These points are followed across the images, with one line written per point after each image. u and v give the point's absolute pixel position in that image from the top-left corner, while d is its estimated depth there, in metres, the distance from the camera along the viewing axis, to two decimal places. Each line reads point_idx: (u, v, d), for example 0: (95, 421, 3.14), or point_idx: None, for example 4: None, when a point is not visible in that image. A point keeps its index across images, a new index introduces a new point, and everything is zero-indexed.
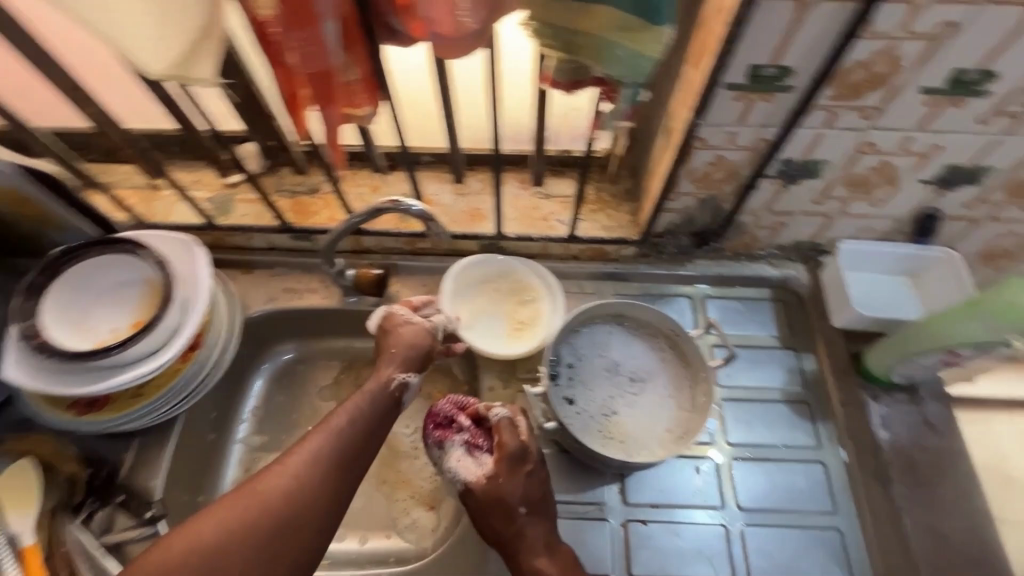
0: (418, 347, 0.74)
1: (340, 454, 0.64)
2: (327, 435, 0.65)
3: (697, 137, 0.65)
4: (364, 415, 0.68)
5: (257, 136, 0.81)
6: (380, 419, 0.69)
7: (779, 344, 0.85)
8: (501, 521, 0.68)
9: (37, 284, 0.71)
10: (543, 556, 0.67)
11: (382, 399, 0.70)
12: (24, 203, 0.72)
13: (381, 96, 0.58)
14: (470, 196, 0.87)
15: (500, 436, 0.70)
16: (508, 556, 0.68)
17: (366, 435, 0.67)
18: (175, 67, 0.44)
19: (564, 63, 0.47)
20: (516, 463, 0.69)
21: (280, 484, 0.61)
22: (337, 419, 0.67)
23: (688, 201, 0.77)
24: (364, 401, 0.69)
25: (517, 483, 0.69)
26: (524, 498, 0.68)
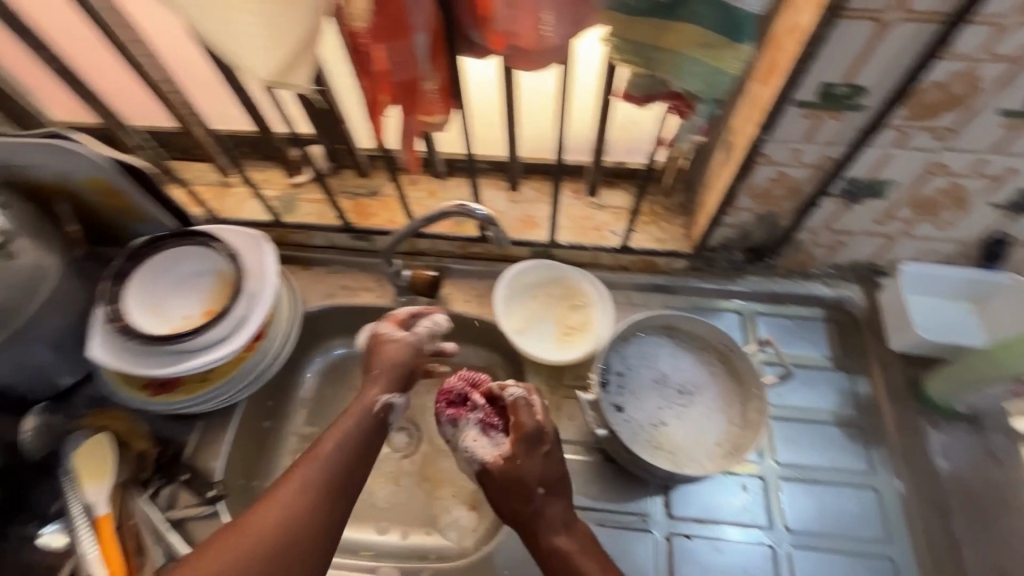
0: (403, 364, 0.74)
1: (328, 486, 0.64)
2: (314, 467, 0.64)
3: (762, 153, 0.65)
4: (350, 440, 0.67)
5: (326, 140, 0.85)
6: (366, 442, 0.69)
7: (832, 366, 0.83)
8: (519, 501, 0.68)
9: (123, 271, 0.77)
10: (563, 535, 0.67)
11: (369, 422, 0.70)
12: (115, 195, 0.77)
13: (455, 105, 0.60)
14: (524, 203, 0.89)
15: (516, 416, 0.69)
16: (528, 535, 0.68)
17: (356, 459, 0.67)
18: (277, 73, 0.48)
19: (641, 77, 0.49)
20: (531, 443, 0.69)
21: (268, 526, 0.59)
22: (324, 447, 0.66)
23: (745, 216, 0.77)
24: (350, 428, 0.68)
25: (535, 463, 0.68)
26: (541, 478, 0.68)
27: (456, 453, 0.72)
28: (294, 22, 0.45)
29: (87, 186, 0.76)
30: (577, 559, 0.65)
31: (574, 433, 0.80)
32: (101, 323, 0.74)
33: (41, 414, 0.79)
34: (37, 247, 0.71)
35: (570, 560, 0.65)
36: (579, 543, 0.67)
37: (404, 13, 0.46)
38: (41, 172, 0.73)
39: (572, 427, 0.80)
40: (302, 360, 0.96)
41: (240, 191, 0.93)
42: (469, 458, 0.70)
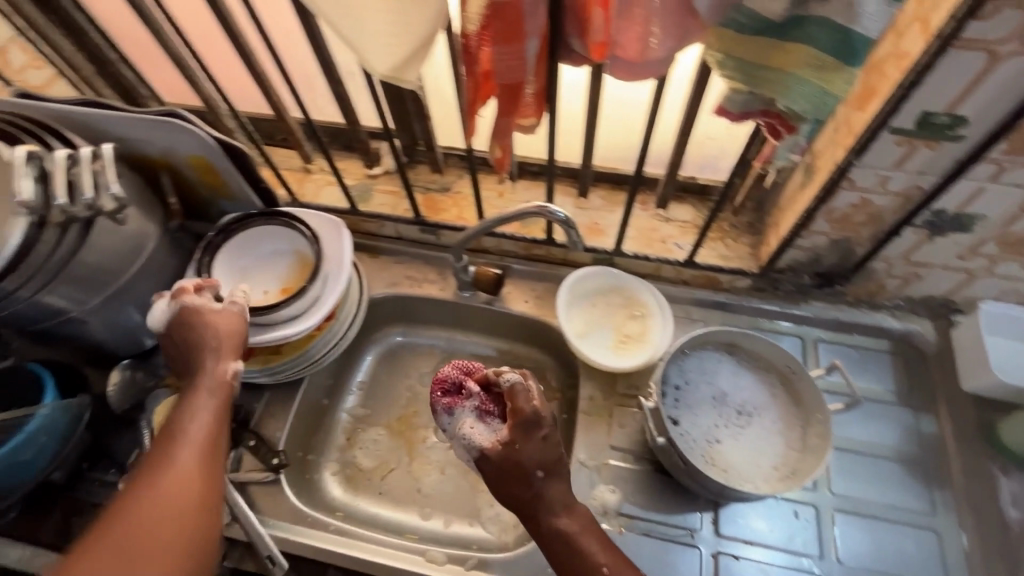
0: (239, 328, 0.67)
1: (192, 465, 0.57)
2: (171, 452, 0.57)
3: (847, 177, 0.65)
4: (199, 416, 0.60)
5: (406, 135, 0.89)
6: (214, 415, 0.62)
7: (896, 400, 0.81)
8: (518, 485, 0.63)
9: (213, 243, 0.81)
10: (563, 518, 0.63)
11: (219, 395, 0.63)
12: (211, 172, 0.82)
13: (546, 110, 0.62)
14: (590, 211, 0.90)
15: (514, 402, 0.64)
16: (528, 520, 0.64)
17: (214, 432, 0.61)
18: (394, 69, 0.51)
19: (740, 94, 0.50)
20: (528, 427, 0.64)
21: (140, 524, 0.51)
22: (176, 432, 0.59)
23: (819, 240, 0.76)
24: (197, 406, 0.61)
25: (536, 447, 0.64)
26: (540, 463, 0.64)
27: (452, 442, 0.67)
28: (419, 23, 0.48)
29: (188, 162, 0.81)
30: (579, 541, 0.62)
31: (625, 440, 0.80)
32: None
33: (126, 369, 0.84)
34: (143, 215, 0.77)
35: (573, 542, 0.62)
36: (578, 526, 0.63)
37: (523, 19, 0.48)
38: (150, 146, 0.79)
39: (623, 434, 0.80)
40: (362, 343, 0.99)
41: (319, 178, 0.98)
42: (462, 444, 0.66)
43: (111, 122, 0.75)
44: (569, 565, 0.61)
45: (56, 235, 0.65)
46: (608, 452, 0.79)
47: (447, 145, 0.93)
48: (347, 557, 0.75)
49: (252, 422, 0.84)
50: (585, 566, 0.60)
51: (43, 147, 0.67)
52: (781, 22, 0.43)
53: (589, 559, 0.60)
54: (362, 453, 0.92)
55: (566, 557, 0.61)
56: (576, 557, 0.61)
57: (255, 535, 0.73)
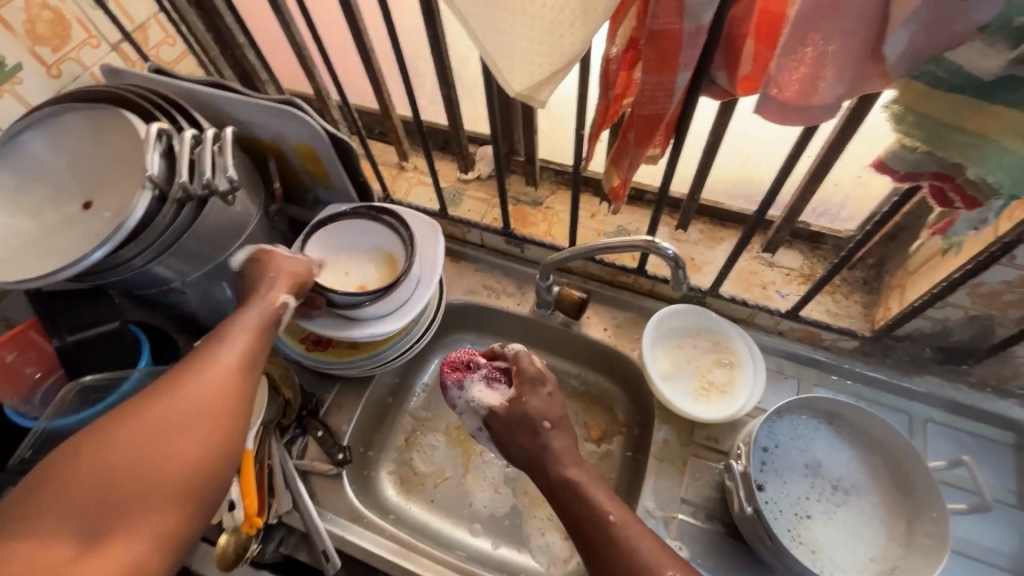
0: (298, 271, 0.68)
1: (224, 372, 0.55)
2: (206, 356, 0.56)
3: (1009, 254, 0.57)
4: (244, 331, 0.59)
5: (507, 144, 0.88)
6: (254, 332, 0.60)
7: (1019, 505, 0.71)
8: (526, 437, 0.64)
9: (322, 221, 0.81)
10: (570, 467, 0.61)
11: (265, 318, 0.62)
12: (315, 162, 0.84)
13: (670, 141, 0.58)
14: (687, 244, 0.85)
15: (519, 363, 0.68)
16: (534, 474, 0.63)
17: (253, 349, 0.59)
18: (529, 87, 0.49)
19: (914, 155, 0.44)
20: (534, 383, 0.67)
21: (163, 414, 0.50)
22: (214, 341, 0.58)
23: (952, 314, 0.68)
24: (239, 323, 0.60)
25: (546, 401, 0.66)
26: (549, 415, 0.65)
27: (467, 411, 0.68)
28: (568, 42, 0.45)
29: (296, 149, 0.82)
30: (585, 489, 0.59)
31: (695, 493, 0.75)
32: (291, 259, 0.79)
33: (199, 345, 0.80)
34: (249, 198, 0.80)
35: (579, 490, 0.59)
36: (584, 475, 0.60)
37: (678, 50, 0.44)
38: (264, 131, 0.81)
39: (696, 487, 0.75)
40: (431, 346, 0.99)
41: (413, 176, 0.99)
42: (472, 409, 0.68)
43: (233, 105, 0.77)
44: (573, 512, 0.58)
45: (172, 211, 0.67)
46: (678, 505, 0.75)
47: (546, 158, 0.92)
48: (399, 565, 0.74)
49: (321, 411, 0.85)
50: (589, 511, 0.57)
51: (173, 124, 0.70)
52: (988, 81, 0.38)
53: (593, 507, 0.57)
54: (420, 456, 0.92)
55: (571, 506, 0.58)
56: (581, 504, 0.58)
57: (312, 528, 0.74)
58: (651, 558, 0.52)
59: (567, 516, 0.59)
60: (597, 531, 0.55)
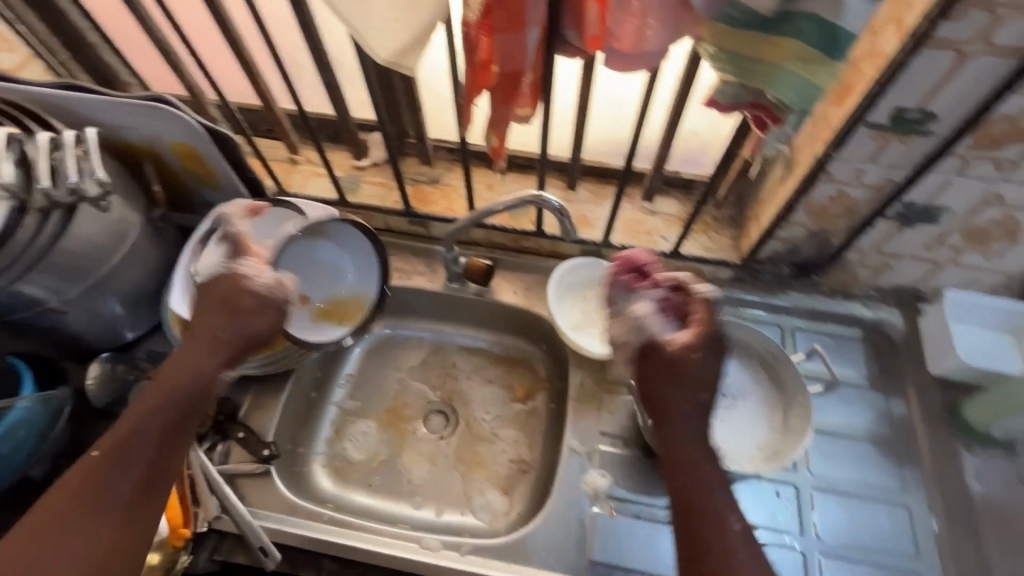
0: (244, 327, 0.61)
1: (127, 501, 0.53)
2: (111, 472, 0.53)
3: (825, 170, 0.68)
4: (154, 434, 0.55)
5: (396, 125, 0.90)
6: (182, 420, 0.57)
7: (868, 384, 0.85)
8: (684, 398, 0.56)
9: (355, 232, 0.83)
10: (705, 458, 0.55)
11: (189, 403, 0.58)
12: (195, 161, 0.81)
13: (540, 102, 0.64)
14: (577, 203, 0.92)
15: (698, 315, 0.60)
16: (665, 421, 0.57)
17: (164, 460, 0.55)
18: (396, 54, 0.52)
19: (730, 87, 0.52)
20: (712, 343, 0.58)
21: (58, 556, 0.49)
22: (125, 444, 0.54)
23: (797, 231, 0.80)
24: (152, 422, 0.56)
25: (706, 366, 0.57)
26: (706, 381, 0.57)
27: (623, 319, 0.61)
28: (424, 6, 0.48)
29: (172, 149, 0.79)
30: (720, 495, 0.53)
31: (614, 425, 0.82)
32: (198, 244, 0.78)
33: (106, 361, 0.81)
34: (127, 204, 0.75)
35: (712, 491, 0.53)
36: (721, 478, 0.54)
37: (523, 9, 0.49)
38: (134, 132, 0.77)
39: (613, 420, 0.83)
40: None
41: (306, 169, 0.98)
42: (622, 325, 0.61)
43: (95, 108, 0.73)
44: (700, 510, 0.52)
45: (37, 221, 0.64)
46: (599, 438, 0.81)
47: (436, 137, 0.94)
48: (339, 546, 0.74)
49: (240, 414, 0.83)
50: (717, 525, 0.51)
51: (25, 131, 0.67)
52: (769, 17, 0.46)
53: (721, 518, 0.51)
54: (351, 445, 0.92)
55: (695, 504, 0.52)
56: (699, 492, 0.53)
57: (246, 529, 0.71)
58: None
59: (685, 500, 0.53)
60: (711, 539, 0.50)
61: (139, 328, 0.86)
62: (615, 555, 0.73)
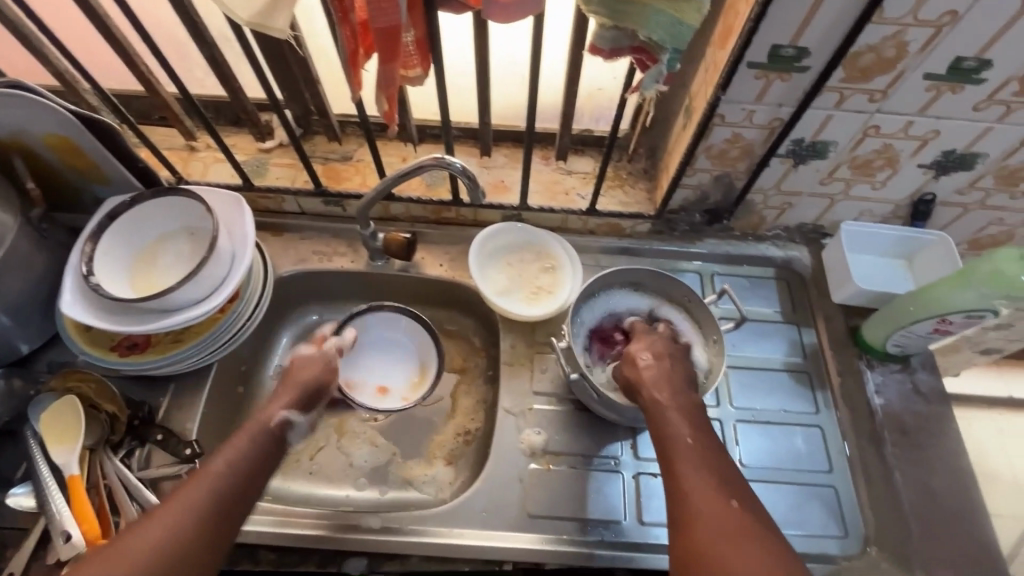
0: (307, 381, 0.73)
1: (216, 510, 0.57)
2: (206, 482, 0.58)
3: (718, 113, 0.71)
4: (239, 456, 0.62)
5: (299, 102, 0.86)
6: (263, 461, 0.64)
7: (782, 319, 0.90)
8: (632, 370, 0.70)
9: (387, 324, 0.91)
10: (671, 402, 0.65)
11: (262, 440, 0.65)
12: (75, 153, 0.75)
13: (432, 62, 0.63)
14: (494, 169, 0.91)
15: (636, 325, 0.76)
16: (636, 389, 0.68)
17: (245, 481, 0.61)
18: (258, 15, 0.49)
19: (607, 30, 0.52)
20: (645, 334, 0.74)
21: (158, 550, 0.52)
22: (213, 463, 0.60)
23: (703, 177, 0.82)
24: (237, 446, 0.63)
25: (649, 342, 0.71)
26: (648, 351, 0.70)
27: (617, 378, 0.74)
28: None
29: (44, 142, 0.73)
30: (670, 417, 0.63)
31: (546, 384, 0.84)
32: (78, 253, 0.74)
33: None
34: None
35: (663, 416, 0.63)
36: (689, 420, 0.63)
37: None
38: None
39: (545, 379, 0.84)
40: (276, 326, 0.96)
41: (206, 155, 0.92)
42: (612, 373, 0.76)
43: None
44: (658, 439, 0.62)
45: None
46: (532, 398, 0.83)
47: (342, 112, 0.91)
48: (276, 535, 0.73)
49: (158, 417, 0.79)
50: (670, 442, 0.61)
51: None
52: None
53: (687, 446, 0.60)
54: None
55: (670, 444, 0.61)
56: (667, 430, 0.62)
57: None
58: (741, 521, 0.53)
59: (663, 441, 0.62)
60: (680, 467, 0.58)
61: (35, 339, 0.80)
62: (555, 507, 0.75)
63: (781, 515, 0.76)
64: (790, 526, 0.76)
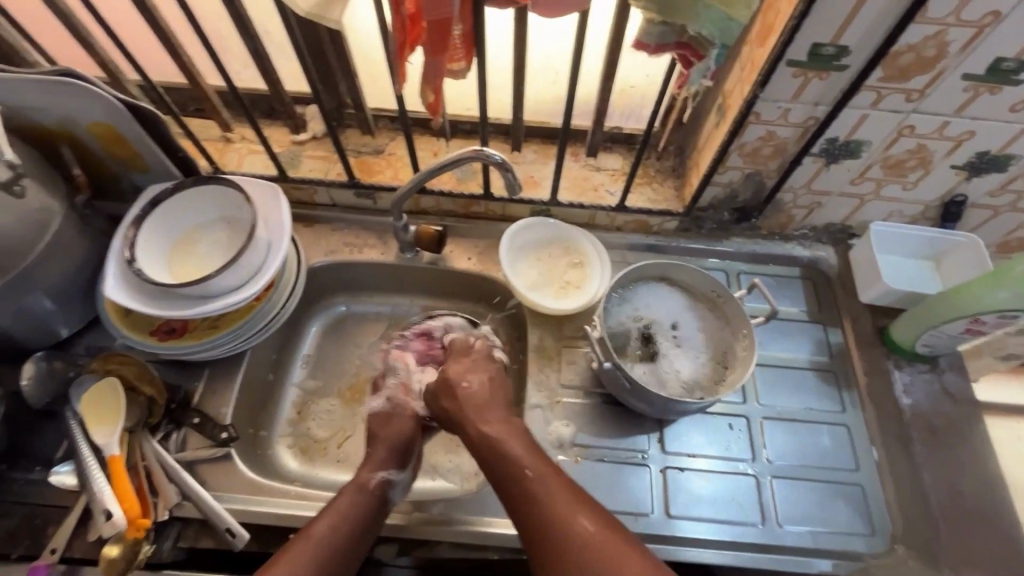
0: (401, 437, 0.78)
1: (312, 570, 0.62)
2: (306, 544, 0.63)
3: (754, 111, 0.71)
4: (339, 517, 0.66)
5: (335, 95, 0.88)
6: (369, 522, 0.68)
7: (808, 318, 0.90)
8: (448, 399, 0.78)
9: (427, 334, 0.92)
10: (503, 433, 0.72)
11: (365, 498, 0.69)
12: (118, 141, 0.77)
13: (474, 56, 0.64)
14: (524, 165, 0.92)
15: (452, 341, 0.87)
16: (464, 424, 0.75)
17: (342, 542, 0.65)
18: (317, 6, 0.51)
19: (654, 26, 0.53)
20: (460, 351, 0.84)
21: None
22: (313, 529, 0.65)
23: (734, 175, 0.83)
24: (339, 506, 0.68)
25: (467, 366, 0.81)
26: (470, 375, 0.80)
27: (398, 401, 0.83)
28: None
29: (90, 130, 0.75)
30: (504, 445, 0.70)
31: (574, 377, 0.84)
32: (120, 238, 0.76)
33: (42, 359, 0.76)
34: (41, 189, 0.71)
35: (499, 447, 0.70)
36: (526, 451, 0.69)
37: None
38: (44, 114, 0.72)
39: (573, 371, 0.85)
40: (305, 315, 0.97)
41: (241, 147, 0.94)
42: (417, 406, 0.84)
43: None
44: (495, 462, 0.69)
45: None
46: (560, 391, 0.83)
47: (376, 106, 0.92)
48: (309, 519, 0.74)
49: (193, 402, 0.80)
50: (505, 462, 0.68)
51: None
52: None
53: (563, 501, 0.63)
54: (316, 423, 0.91)
55: (533, 506, 0.64)
56: (507, 463, 0.68)
57: (208, 511, 0.71)
58: (585, 529, 0.61)
59: (524, 506, 0.65)
60: (526, 501, 0.65)
61: (74, 323, 0.82)
62: None
63: (807, 513, 0.77)
64: (816, 523, 0.76)
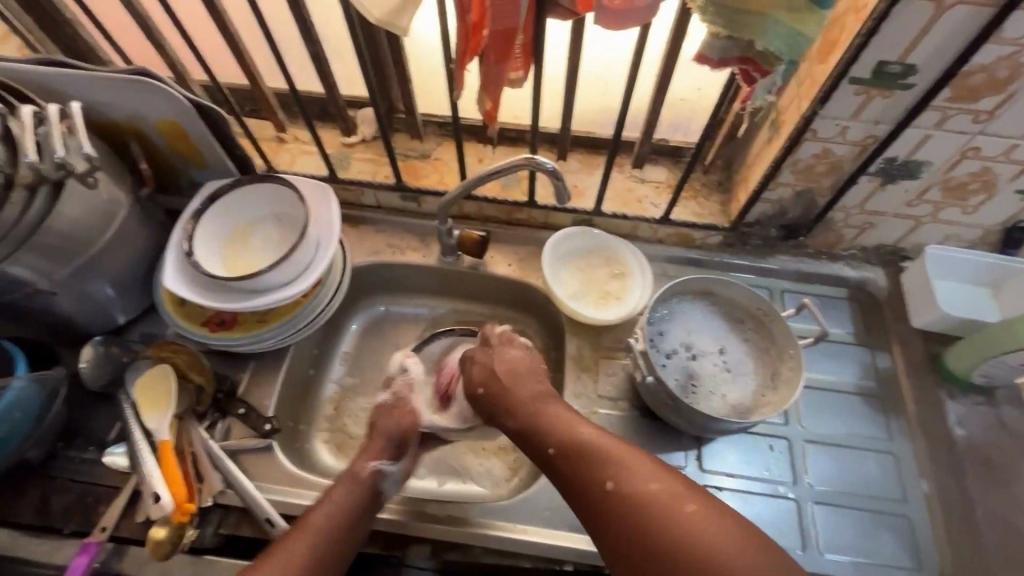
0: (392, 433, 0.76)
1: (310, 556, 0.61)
2: (304, 536, 0.63)
3: (811, 128, 0.70)
4: (335, 507, 0.66)
5: (388, 101, 0.90)
6: (362, 512, 0.68)
7: (854, 341, 0.87)
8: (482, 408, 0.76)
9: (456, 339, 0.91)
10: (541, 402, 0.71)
11: (365, 491, 0.70)
12: (183, 138, 0.80)
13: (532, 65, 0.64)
14: (569, 174, 0.93)
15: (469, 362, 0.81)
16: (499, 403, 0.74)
17: (339, 530, 0.65)
18: (388, 14, 0.52)
19: (719, 40, 0.53)
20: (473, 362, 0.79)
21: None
22: (309, 519, 0.65)
23: (784, 192, 0.81)
24: (334, 496, 0.67)
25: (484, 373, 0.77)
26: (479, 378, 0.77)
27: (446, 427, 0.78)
28: None
29: (158, 127, 0.78)
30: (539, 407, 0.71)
31: (611, 389, 0.84)
32: (180, 232, 0.79)
33: (100, 344, 0.80)
34: (112, 182, 0.74)
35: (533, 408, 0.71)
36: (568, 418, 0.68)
37: None
38: (118, 111, 0.76)
39: (610, 382, 0.84)
40: (346, 313, 0.99)
41: (294, 147, 0.97)
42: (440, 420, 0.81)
43: (78, 84, 0.72)
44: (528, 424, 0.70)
45: (23, 196, 0.63)
46: (597, 402, 0.83)
47: (426, 112, 0.94)
48: None
49: (238, 392, 0.83)
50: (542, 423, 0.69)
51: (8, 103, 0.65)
52: None
53: (590, 485, 0.60)
54: (352, 420, 0.92)
55: (583, 466, 0.62)
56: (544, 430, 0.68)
57: (249, 500, 0.73)
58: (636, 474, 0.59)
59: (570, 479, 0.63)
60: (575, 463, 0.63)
61: (130, 311, 0.85)
62: None
63: (850, 543, 0.74)
64: (858, 553, 0.74)
